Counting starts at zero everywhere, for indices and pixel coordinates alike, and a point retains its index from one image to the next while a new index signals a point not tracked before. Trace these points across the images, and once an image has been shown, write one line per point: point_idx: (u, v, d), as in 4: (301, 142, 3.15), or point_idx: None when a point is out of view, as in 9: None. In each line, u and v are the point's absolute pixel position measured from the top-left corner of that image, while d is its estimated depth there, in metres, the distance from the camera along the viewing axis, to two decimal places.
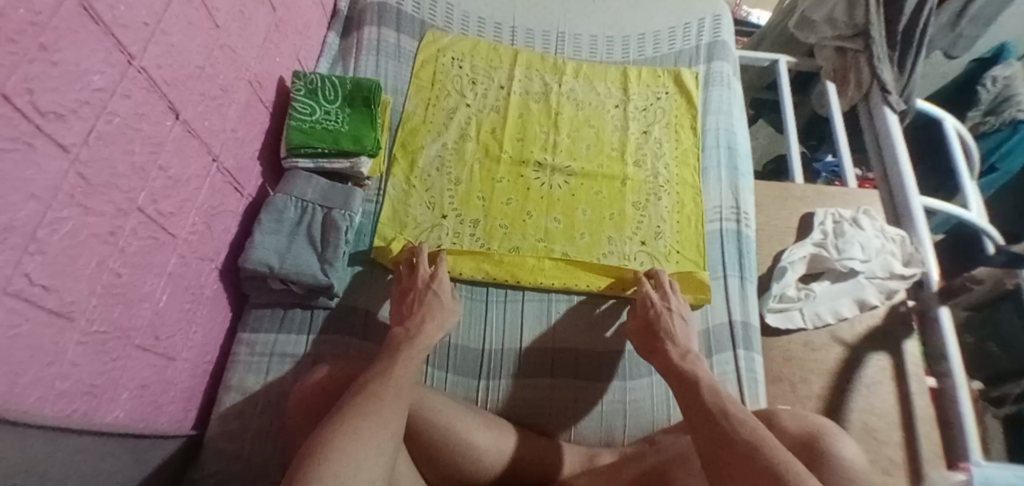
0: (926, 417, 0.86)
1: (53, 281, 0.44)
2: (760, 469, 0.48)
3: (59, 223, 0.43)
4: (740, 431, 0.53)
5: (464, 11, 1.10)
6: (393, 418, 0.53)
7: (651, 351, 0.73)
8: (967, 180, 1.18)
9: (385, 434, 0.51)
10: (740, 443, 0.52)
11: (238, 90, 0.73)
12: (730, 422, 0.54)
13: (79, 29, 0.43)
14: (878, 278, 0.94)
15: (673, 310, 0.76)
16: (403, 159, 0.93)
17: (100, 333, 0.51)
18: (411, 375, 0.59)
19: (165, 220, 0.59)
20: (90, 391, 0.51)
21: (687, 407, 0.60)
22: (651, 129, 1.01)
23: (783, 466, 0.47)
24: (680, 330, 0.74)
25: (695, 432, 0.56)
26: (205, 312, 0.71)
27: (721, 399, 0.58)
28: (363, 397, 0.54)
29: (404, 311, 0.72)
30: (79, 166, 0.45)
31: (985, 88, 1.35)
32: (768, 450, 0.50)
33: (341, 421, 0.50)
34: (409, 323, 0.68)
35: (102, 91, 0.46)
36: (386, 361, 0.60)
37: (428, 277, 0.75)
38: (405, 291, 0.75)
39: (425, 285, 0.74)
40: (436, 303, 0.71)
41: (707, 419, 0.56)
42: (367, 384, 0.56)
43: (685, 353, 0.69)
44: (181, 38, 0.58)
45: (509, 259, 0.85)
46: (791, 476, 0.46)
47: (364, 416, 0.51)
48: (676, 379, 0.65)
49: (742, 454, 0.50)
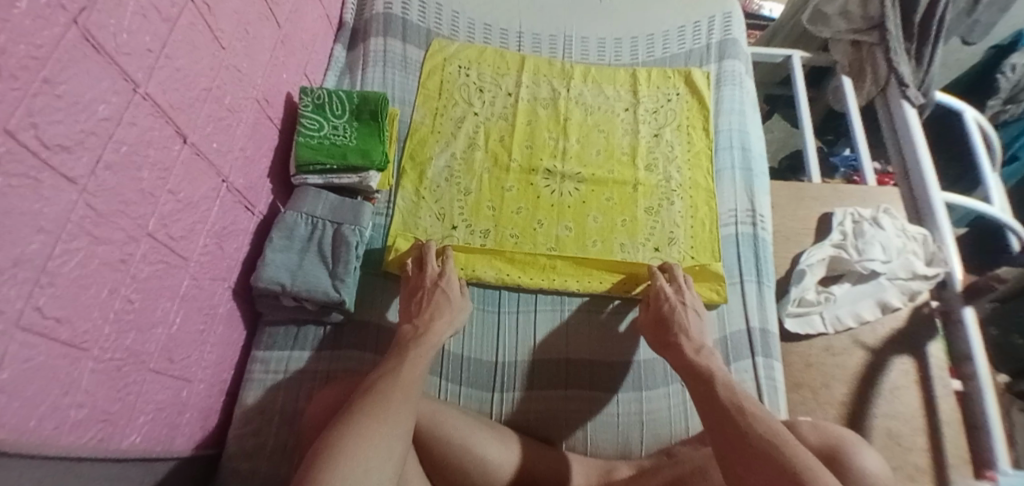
0: (951, 421, 0.84)
1: (65, 312, 0.44)
2: (774, 468, 0.47)
3: (69, 254, 0.44)
4: (755, 426, 0.52)
5: (470, 18, 1.09)
6: (401, 419, 0.54)
7: (663, 345, 0.73)
8: (989, 173, 1.14)
9: (392, 435, 0.51)
10: (755, 440, 0.51)
11: (246, 109, 0.73)
12: (746, 418, 0.54)
13: (83, 60, 0.43)
14: (899, 278, 0.91)
15: (687, 304, 0.76)
16: (412, 170, 0.92)
17: (114, 359, 0.51)
18: (418, 377, 0.60)
19: (176, 243, 0.59)
20: (106, 417, 0.51)
21: (700, 403, 0.59)
22: (662, 132, 0.99)
23: (799, 467, 0.47)
24: (694, 324, 0.73)
25: (707, 426, 0.56)
26: (220, 332, 0.71)
27: (738, 397, 0.57)
28: (371, 398, 0.55)
29: (412, 308, 0.74)
30: (87, 197, 0.45)
31: (1004, 76, 1.28)
32: (783, 447, 0.49)
33: (349, 424, 0.51)
34: (417, 320, 0.71)
35: (108, 120, 0.46)
36: (393, 363, 0.61)
37: (437, 274, 0.77)
38: (414, 289, 0.77)
39: (433, 284, 0.76)
40: (444, 300, 0.74)
41: (722, 414, 0.56)
42: (375, 386, 0.57)
43: (698, 347, 0.69)
44: (186, 61, 0.58)
45: (521, 257, 0.85)
46: (809, 476, 0.45)
47: (373, 419, 0.52)
48: (689, 376, 0.65)
49: (759, 452, 0.50)
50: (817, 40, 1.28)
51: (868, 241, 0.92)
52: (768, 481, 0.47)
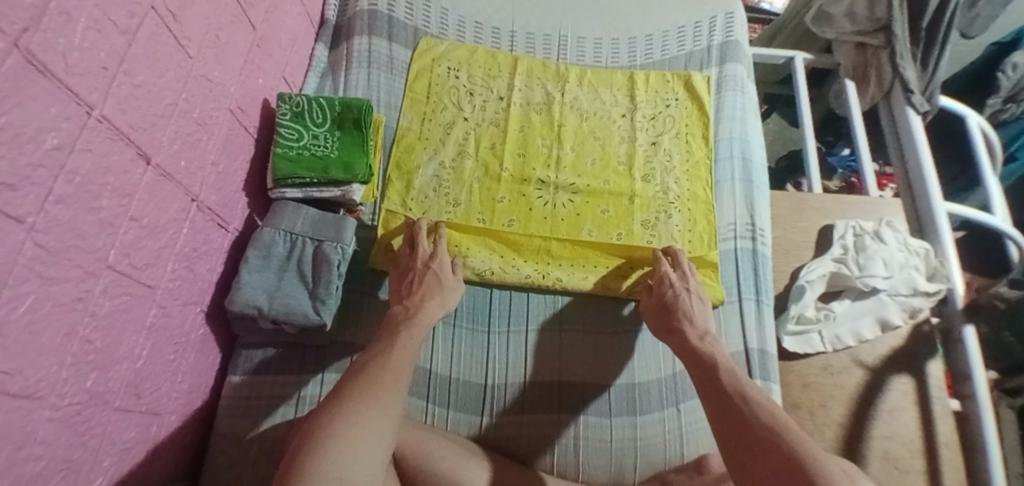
0: (950, 443, 0.82)
1: (18, 364, 0.40)
2: (777, 450, 0.49)
3: (20, 299, 0.39)
4: (760, 414, 0.54)
5: (460, 15, 1.04)
6: (394, 402, 0.55)
7: (667, 331, 0.72)
8: (988, 172, 1.08)
9: (385, 416, 0.53)
10: (757, 426, 0.53)
11: (218, 120, 0.68)
12: (750, 406, 0.56)
13: (29, 86, 0.38)
14: (900, 295, 0.88)
15: (691, 291, 0.75)
16: (398, 180, 0.88)
17: (74, 404, 0.47)
18: (410, 359, 0.61)
19: (141, 272, 0.55)
20: (67, 465, 0.47)
21: (703, 388, 0.62)
22: (660, 139, 0.95)
23: (805, 451, 0.48)
24: (698, 311, 0.73)
25: (712, 410, 0.58)
26: (193, 360, 0.67)
27: (742, 384, 0.59)
28: (364, 378, 0.56)
29: (404, 288, 0.72)
30: (35, 235, 0.40)
31: (1005, 75, 1.21)
32: (785, 432, 0.51)
33: (347, 404, 0.53)
34: (408, 301, 0.70)
35: (59, 149, 0.42)
36: (385, 341, 0.63)
37: (427, 257, 0.75)
38: (404, 271, 0.75)
39: (424, 265, 0.74)
40: (436, 282, 0.72)
41: (725, 400, 0.58)
42: (368, 366, 0.58)
43: (703, 335, 0.69)
44: (148, 76, 0.53)
45: (515, 240, 0.84)
46: (812, 462, 0.47)
47: (365, 399, 0.54)
48: (693, 362, 0.66)
49: (759, 436, 0.52)
50: (819, 40, 1.24)
51: (869, 256, 0.90)
52: (769, 466, 0.49)
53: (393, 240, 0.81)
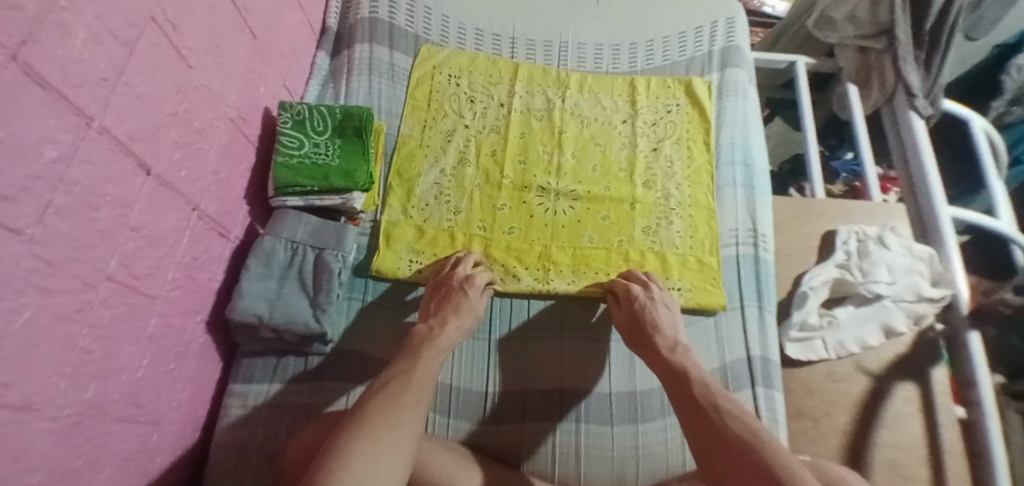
0: (956, 451, 0.81)
1: (14, 377, 0.39)
2: (755, 465, 0.49)
3: (19, 309, 0.39)
4: (732, 426, 0.54)
5: (461, 22, 1.04)
6: (412, 421, 0.55)
7: (638, 345, 0.72)
8: (994, 177, 1.06)
9: (405, 438, 0.53)
10: (732, 438, 0.53)
11: (218, 129, 0.68)
12: (721, 416, 0.55)
13: (28, 99, 0.38)
14: (904, 301, 0.88)
15: (655, 300, 0.74)
16: (399, 187, 0.88)
17: (73, 415, 0.47)
18: (431, 380, 0.61)
19: (141, 282, 0.55)
20: (66, 476, 0.47)
21: (675, 401, 0.61)
22: (661, 145, 0.95)
23: (780, 464, 0.49)
24: (665, 318, 0.73)
25: (685, 421, 0.58)
26: (193, 368, 0.68)
27: (713, 393, 0.59)
28: (382, 398, 0.56)
29: (432, 305, 0.73)
30: (34, 247, 0.40)
31: (1010, 77, 1.21)
32: (762, 446, 0.51)
33: (353, 425, 0.52)
34: (433, 320, 0.70)
35: (58, 161, 0.42)
36: (408, 360, 0.63)
37: (465, 277, 0.75)
38: (438, 286, 0.75)
39: (460, 284, 0.74)
40: (466, 305, 0.72)
41: (696, 411, 0.58)
42: (389, 385, 0.58)
43: (673, 345, 0.69)
44: (147, 86, 0.53)
45: (517, 248, 0.84)
46: (788, 477, 0.47)
47: (387, 418, 0.54)
48: (664, 372, 0.66)
49: (735, 449, 0.52)
50: (820, 46, 1.26)
51: (873, 262, 0.90)
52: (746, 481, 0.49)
53: (394, 249, 0.82)
